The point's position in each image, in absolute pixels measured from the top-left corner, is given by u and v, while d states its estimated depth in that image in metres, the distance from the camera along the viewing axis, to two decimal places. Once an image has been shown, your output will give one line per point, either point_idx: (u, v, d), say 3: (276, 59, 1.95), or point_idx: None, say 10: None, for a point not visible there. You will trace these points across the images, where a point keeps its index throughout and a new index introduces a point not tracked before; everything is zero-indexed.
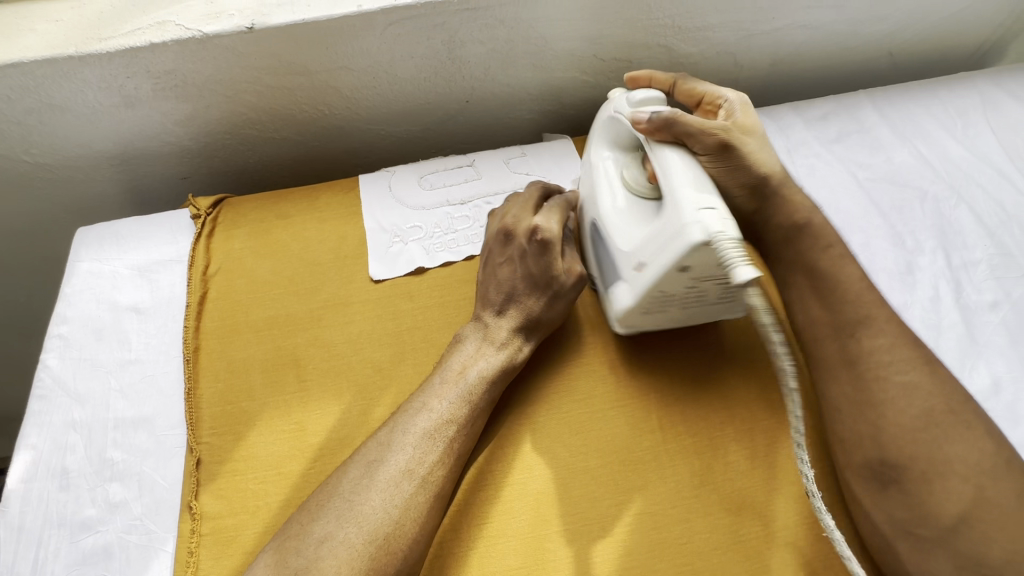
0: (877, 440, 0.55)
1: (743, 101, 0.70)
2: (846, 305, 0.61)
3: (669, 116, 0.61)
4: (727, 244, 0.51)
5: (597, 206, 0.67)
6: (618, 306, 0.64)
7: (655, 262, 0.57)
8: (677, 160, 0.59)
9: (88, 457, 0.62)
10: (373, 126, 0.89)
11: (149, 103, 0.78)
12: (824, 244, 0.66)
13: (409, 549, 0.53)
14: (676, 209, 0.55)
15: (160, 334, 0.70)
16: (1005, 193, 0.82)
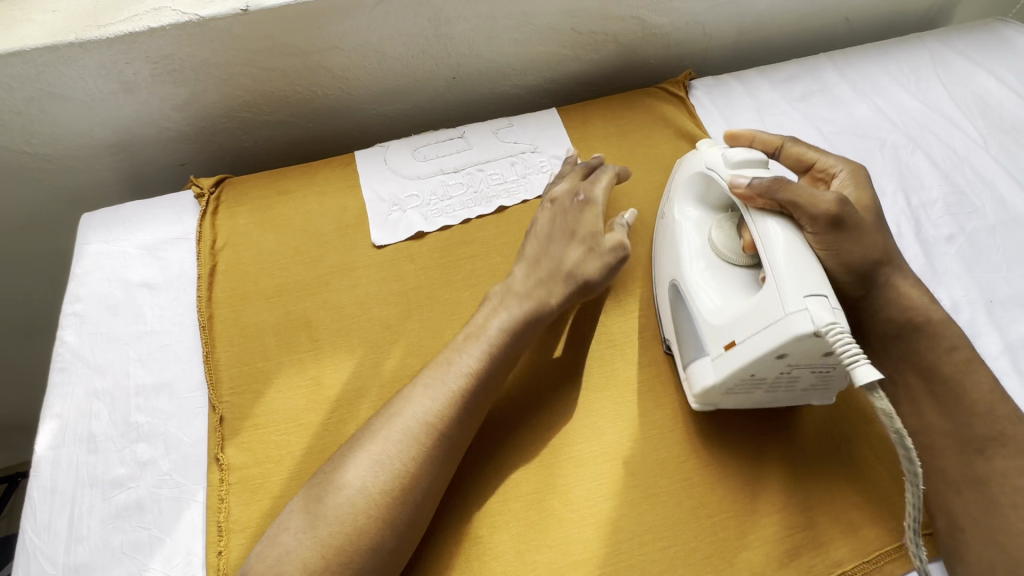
0: (1015, 569, 0.54)
1: (858, 174, 0.67)
2: (973, 423, 0.58)
3: (773, 183, 0.57)
4: (839, 334, 0.49)
5: (681, 269, 0.66)
6: (698, 383, 0.62)
7: (753, 344, 0.55)
8: (779, 235, 0.56)
9: (113, 422, 0.65)
10: (364, 105, 0.93)
11: (147, 88, 0.81)
12: (944, 345, 0.61)
13: (424, 486, 0.57)
14: (779, 290, 0.53)
15: (174, 306, 0.73)
16: (957, 139, 0.89)
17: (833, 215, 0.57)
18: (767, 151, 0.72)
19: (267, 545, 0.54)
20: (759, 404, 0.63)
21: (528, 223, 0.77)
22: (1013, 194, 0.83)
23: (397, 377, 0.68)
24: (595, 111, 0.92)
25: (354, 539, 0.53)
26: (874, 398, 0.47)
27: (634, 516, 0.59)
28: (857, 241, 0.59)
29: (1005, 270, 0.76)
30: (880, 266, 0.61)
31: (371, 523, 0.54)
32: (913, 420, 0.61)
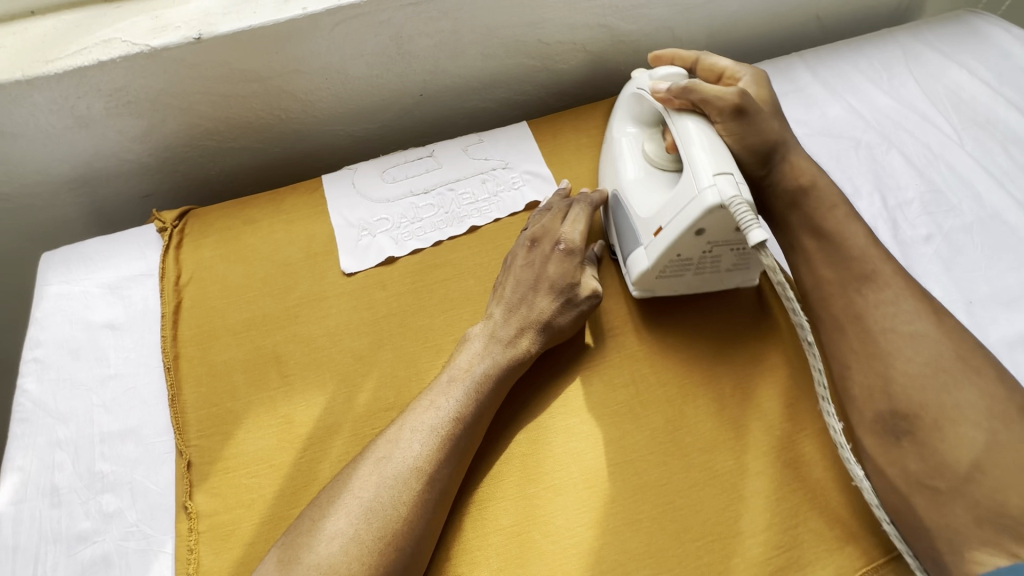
0: (889, 391, 0.58)
1: (759, 77, 0.74)
2: (849, 263, 0.64)
3: (686, 86, 0.66)
4: (739, 207, 0.57)
5: (621, 178, 0.73)
6: (635, 270, 0.69)
7: (675, 226, 0.63)
8: (693, 128, 0.64)
9: (77, 473, 0.63)
10: (331, 127, 0.91)
11: (103, 122, 0.79)
12: (829, 206, 0.68)
13: (410, 532, 0.54)
14: (692, 175, 0.61)
15: (138, 347, 0.71)
16: (931, 135, 0.88)
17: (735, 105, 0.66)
18: (683, 67, 0.75)
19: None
20: (693, 289, 0.70)
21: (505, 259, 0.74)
22: (988, 190, 0.82)
23: (370, 411, 0.66)
24: (566, 123, 0.91)
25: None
26: (763, 256, 0.56)
27: (618, 544, 0.58)
28: (754, 126, 0.68)
29: (983, 269, 0.75)
30: (777, 147, 0.69)
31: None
32: (807, 278, 0.67)
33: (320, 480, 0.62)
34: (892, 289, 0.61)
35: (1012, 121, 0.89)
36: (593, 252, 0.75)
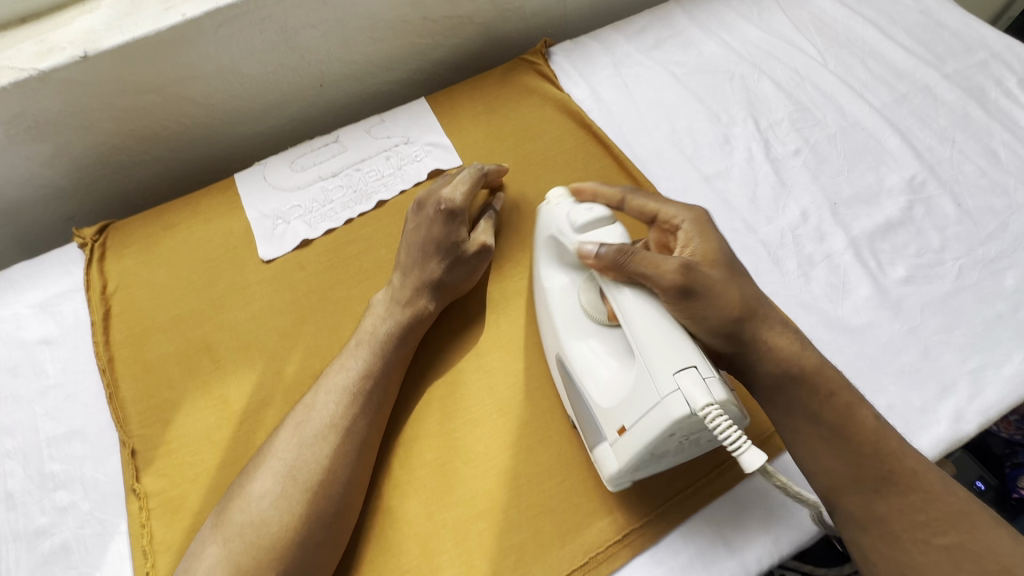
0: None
1: (699, 221, 0.62)
2: (863, 460, 0.54)
3: (618, 254, 0.56)
4: (716, 417, 0.48)
5: (563, 343, 0.63)
6: (604, 469, 0.59)
7: (639, 434, 0.53)
8: (634, 307, 0.55)
9: (29, 476, 0.67)
10: (238, 128, 0.94)
11: (9, 150, 0.81)
12: (821, 392, 0.56)
13: (334, 481, 0.60)
14: (653, 371, 0.52)
15: (75, 356, 0.75)
16: (798, 59, 0.95)
17: (679, 283, 0.54)
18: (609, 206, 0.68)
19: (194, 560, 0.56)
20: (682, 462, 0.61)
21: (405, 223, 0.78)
22: (850, 102, 0.89)
23: (299, 380, 0.71)
24: (461, 93, 0.95)
25: (281, 540, 0.56)
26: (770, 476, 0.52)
27: (531, 460, 0.64)
28: (711, 302, 0.55)
29: (846, 172, 0.82)
30: (744, 320, 0.57)
31: (294, 525, 0.56)
32: (812, 464, 0.56)
33: (257, 447, 0.67)
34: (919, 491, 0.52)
35: (870, 37, 0.96)
36: (494, 208, 0.81)
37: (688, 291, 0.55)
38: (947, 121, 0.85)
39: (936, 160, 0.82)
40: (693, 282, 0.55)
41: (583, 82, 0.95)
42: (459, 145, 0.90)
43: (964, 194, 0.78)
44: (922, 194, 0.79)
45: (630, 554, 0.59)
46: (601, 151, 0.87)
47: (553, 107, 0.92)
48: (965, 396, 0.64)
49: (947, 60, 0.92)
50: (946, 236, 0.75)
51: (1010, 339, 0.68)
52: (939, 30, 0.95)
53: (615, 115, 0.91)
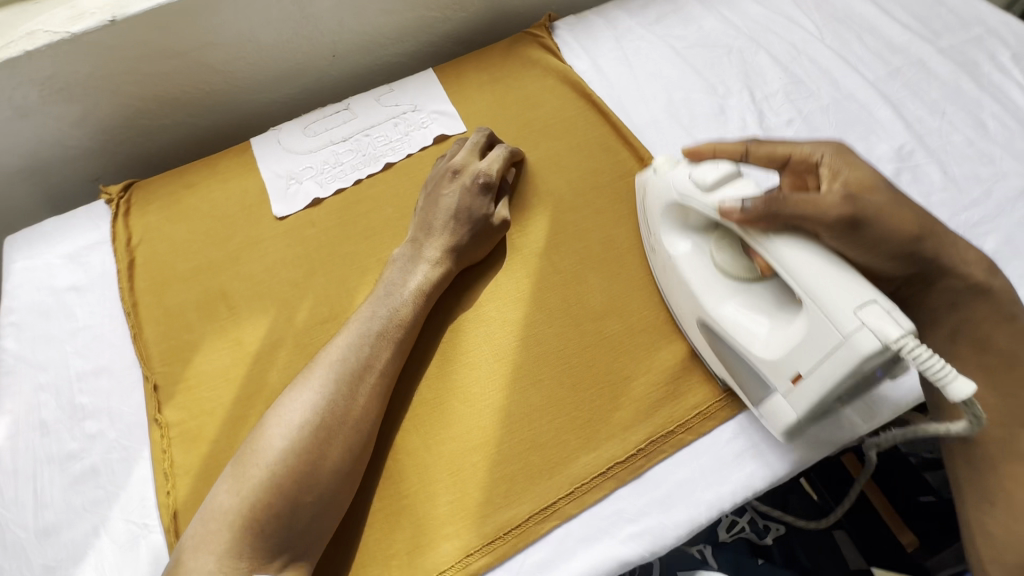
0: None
1: (840, 150, 0.59)
2: (1022, 393, 0.57)
3: (766, 204, 0.54)
4: (915, 348, 0.47)
5: (705, 309, 0.64)
6: (776, 420, 0.60)
7: (823, 375, 0.54)
8: (800, 257, 0.53)
9: (60, 407, 0.72)
10: (254, 95, 0.99)
11: (42, 110, 0.87)
12: (1005, 314, 0.59)
13: (361, 418, 0.63)
14: (832, 315, 0.52)
15: (102, 302, 0.80)
16: (795, 34, 0.97)
17: (846, 218, 0.53)
18: (732, 157, 0.65)
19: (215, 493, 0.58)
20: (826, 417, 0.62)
21: (426, 185, 0.82)
22: (844, 75, 0.91)
23: (309, 326, 0.76)
24: (467, 65, 0.99)
25: (290, 477, 0.58)
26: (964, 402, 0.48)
27: (523, 400, 0.68)
28: (882, 231, 0.54)
29: (837, 141, 0.85)
30: (923, 240, 0.56)
31: (304, 462, 0.58)
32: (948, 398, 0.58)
33: (269, 385, 0.72)
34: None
35: (867, 13, 0.98)
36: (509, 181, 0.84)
37: (855, 224, 0.53)
38: (939, 94, 0.87)
39: (925, 130, 0.84)
40: (860, 216, 0.54)
41: (585, 55, 0.98)
42: (463, 113, 0.94)
43: (951, 163, 0.81)
44: (909, 162, 0.81)
45: (613, 486, 0.63)
46: (600, 119, 0.90)
47: (555, 78, 0.95)
48: None
49: (943, 35, 0.94)
50: (931, 202, 0.78)
51: None
52: (937, 6, 0.97)
53: (615, 87, 0.94)
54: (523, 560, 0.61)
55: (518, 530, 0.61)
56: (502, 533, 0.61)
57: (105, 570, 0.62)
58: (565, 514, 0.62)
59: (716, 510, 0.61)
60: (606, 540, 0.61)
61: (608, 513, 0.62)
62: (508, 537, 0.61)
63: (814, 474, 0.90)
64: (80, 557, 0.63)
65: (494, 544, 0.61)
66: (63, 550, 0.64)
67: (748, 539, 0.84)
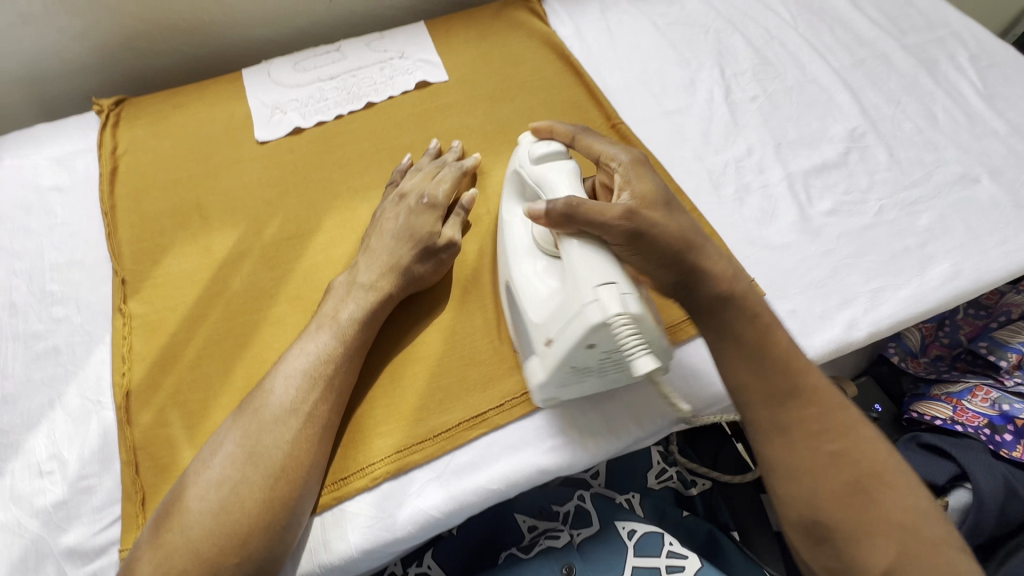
0: (811, 501, 0.52)
1: (633, 157, 0.61)
2: (777, 373, 0.56)
3: (566, 206, 0.55)
4: (621, 326, 0.53)
5: (510, 268, 0.66)
6: (532, 381, 0.63)
7: (563, 341, 0.57)
8: (576, 247, 0.57)
9: (31, 292, 0.76)
10: (250, 31, 1.03)
11: (44, 19, 0.90)
12: (752, 315, 0.57)
13: (340, 377, 0.64)
14: (579, 284, 0.55)
15: (81, 203, 0.84)
16: (771, 21, 1.01)
17: (627, 216, 0.55)
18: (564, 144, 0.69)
19: (149, 545, 0.55)
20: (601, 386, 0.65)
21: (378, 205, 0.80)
22: (811, 61, 0.96)
23: (276, 240, 0.80)
24: (457, 21, 1.03)
25: (242, 528, 0.55)
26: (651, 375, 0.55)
27: (467, 321, 0.72)
28: (659, 238, 0.56)
29: (795, 119, 0.89)
30: None
31: (256, 508, 0.56)
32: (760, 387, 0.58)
33: (230, 291, 0.76)
34: (817, 405, 0.55)
35: (841, 7, 1.02)
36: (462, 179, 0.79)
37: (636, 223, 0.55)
38: (897, 85, 0.92)
39: (879, 117, 0.89)
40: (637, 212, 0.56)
41: (569, 22, 1.02)
42: (448, 63, 0.97)
43: (898, 147, 0.85)
44: (860, 143, 0.86)
45: (542, 403, 0.67)
46: (575, 80, 0.95)
47: (538, 40, 1.00)
48: (862, 308, 0.72)
49: (909, 33, 0.98)
50: (874, 179, 0.83)
51: (912, 267, 0.75)
52: (907, 7, 1.02)
53: (594, 53, 0.98)
54: (448, 462, 0.65)
55: (446, 434, 0.65)
56: (432, 435, 0.65)
57: (56, 437, 0.66)
58: (493, 425, 0.66)
59: (635, 432, 0.66)
60: (529, 450, 0.65)
61: (533, 427, 0.66)
62: (437, 439, 0.65)
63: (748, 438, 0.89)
64: (33, 425, 0.67)
65: (423, 444, 0.65)
66: (19, 417, 0.67)
67: (674, 488, 0.86)
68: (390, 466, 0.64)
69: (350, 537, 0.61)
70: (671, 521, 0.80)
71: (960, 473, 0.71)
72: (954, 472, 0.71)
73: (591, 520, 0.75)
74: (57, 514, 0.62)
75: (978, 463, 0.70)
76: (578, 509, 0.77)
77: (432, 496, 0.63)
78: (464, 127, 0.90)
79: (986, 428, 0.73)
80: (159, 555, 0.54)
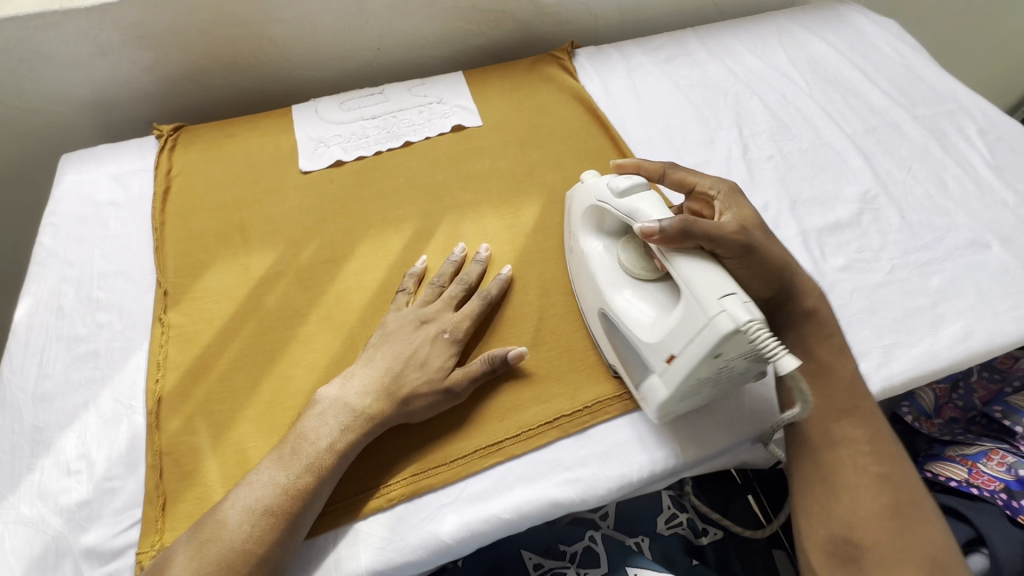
0: (848, 520, 0.60)
1: (731, 189, 0.73)
2: (837, 391, 0.67)
3: (681, 224, 0.59)
4: (758, 329, 0.55)
5: (606, 298, 0.70)
6: (653, 399, 0.65)
7: (689, 354, 0.59)
8: (690, 268, 0.59)
9: (78, 297, 0.81)
10: (302, 71, 1.11)
11: (119, 52, 0.99)
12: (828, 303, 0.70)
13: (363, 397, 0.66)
14: (699, 299, 0.57)
15: (134, 218, 0.90)
16: (787, 87, 1.08)
17: (742, 242, 0.63)
18: (650, 178, 0.76)
19: (184, 548, 0.57)
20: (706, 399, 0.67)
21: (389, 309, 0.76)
22: (826, 127, 1.01)
23: (311, 262, 0.84)
24: (493, 72, 1.11)
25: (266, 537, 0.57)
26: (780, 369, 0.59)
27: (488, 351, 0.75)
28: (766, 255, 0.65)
29: (809, 178, 0.94)
30: None
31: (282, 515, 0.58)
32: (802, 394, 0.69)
33: (264, 308, 0.80)
34: (870, 429, 0.65)
35: (854, 77, 1.09)
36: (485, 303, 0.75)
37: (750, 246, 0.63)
38: (908, 152, 0.97)
39: (891, 181, 0.93)
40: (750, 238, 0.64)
41: (598, 79, 1.10)
42: (482, 110, 1.04)
43: (910, 211, 0.89)
44: (872, 205, 0.90)
45: (557, 435, 0.69)
46: (601, 132, 1.00)
47: (567, 94, 1.07)
48: (874, 363, 0.74)
49: (920, 105, 1.04)
50: (886, 240, 0.86)
51: (924, 326, 0.77)
52: (918, 81, 1.08)
53: (619, 108, 1.05)
54: (463, 488, 0.66)
55: (462, 460, 0.67)
56: (448, 460, 0.67)
57: (87, 438, 0.68)
58: (509, 453, 0.67)
59: (649, 469, 0.67)
60: (542, 482, 0.66)
61: (547, 458, 0.68)
62: (452, 464, 0.66)
63: (760, 489, 0.89)
64: (66, 424, 0.69)
65: (439, 469, 0.66)
66: (53, 416, 0.70)
67: (683, 535, 0.83)
68: (406, 488, 0.65)
69: (362, 558, 0.62)
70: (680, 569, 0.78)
71: (977, 537, 0.71)
72: (971, 536, 0.71)
73: (599, 561, 0.76)
74: (80, 513, 0.64)
75: (992, 523, 0.70)
76: (587, 549, 0.77)
77: (446, 521, 0.63)
78: (496, 168, 0.96)
79: (1002, 492, 0.72)
80: (196, 554, 0.56)
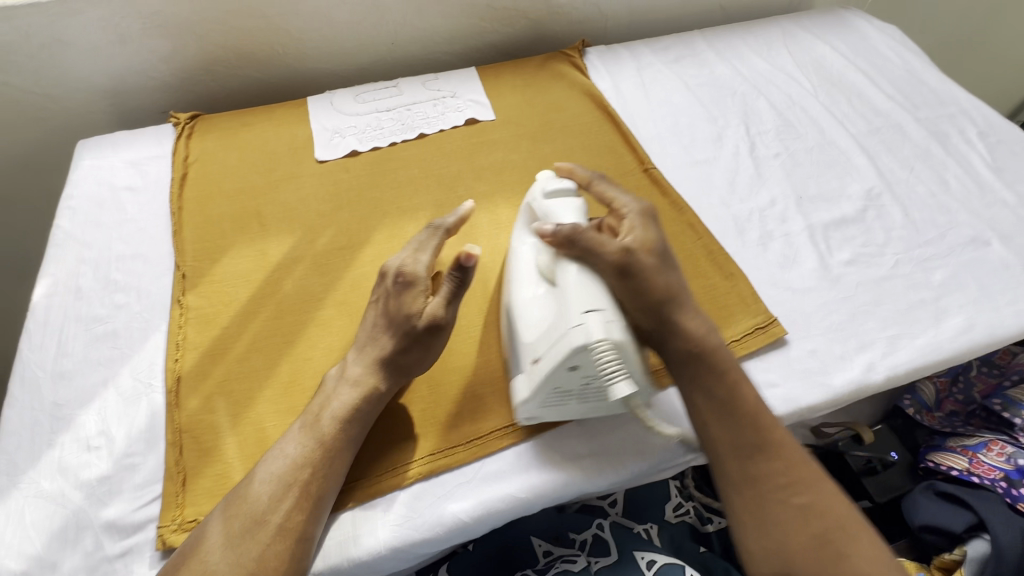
0: (784, 554, 0.59)
1: (645, 210, 0.73)
2: (745, 426, 0.64)
3: (572, 232, 0.65)
4: (604, 349, 0.59)
5: (512, 291, 0.70)
6: (518, 395, 0.66)
7: (549, 358, 0.61)
8: (575, 277, 0.63)
9: (96, 279, 0.81)
10: (317, 64, 1.13)
11: (139, 40, 1.01)
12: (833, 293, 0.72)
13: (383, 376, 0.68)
14: (568, 308, 0.61)
15: (151, 203, 0.91)
16: (793, 88, 1.10)
17: (620, 263, 0.66)
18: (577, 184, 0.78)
19: (217, 521, 0.60)
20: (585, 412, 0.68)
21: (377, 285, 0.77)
22: (831, 127, 1.03)
23: (327, 249, 0.86)
24: (505, 68, 1.13)
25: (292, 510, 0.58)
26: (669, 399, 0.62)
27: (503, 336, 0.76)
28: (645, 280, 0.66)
29: (815, 176, 0.96)
30: None
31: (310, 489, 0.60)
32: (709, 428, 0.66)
33: (281, 292, 0.81)
34: (787, 463, 0.63)
35: (857, 80, 1.11)
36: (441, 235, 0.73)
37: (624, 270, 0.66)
38: (910, 153, 0.99)
39: (894, 180, 0.95)
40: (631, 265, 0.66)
41: (608, 77, 1.12)
42: (495, 104, 1.06)
43: (913, 209, 0.91)
44: (876, 202, 0.92)
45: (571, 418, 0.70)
46: (612, 128, 1.02)
47: (578, 91, 1.09)
48: (879, 353, 0.76)
49: (922, 108, 1.07)
50: (891, 236, 0.88)
51: (927, 318, 0.79)
52: (920, 85, 1.11)
53: (629, 105, 1.07)
54: (479, 468, 0.67)
55: (479, 441, 0.68)
56: (466, 441, 0.68)
57: (106, 415, 0.69)
58: (525, 435, 0.69)
59: (662, 452, 0.69)
60: (557, 463, 0.67)
61: (561, 441, 0.69)
62: (470, 445, 0.68)
63: None
64: (85, 402, 0.70)
65: (456, 449, 0.67)
66: (72, 393, 0.71)
67: (691, 523, 0.85)
68: (424, 467, 0.66)
69: (380, 534, 0.63)
70: (688, 554, 0.80)
71: (978, 523, 0.74)
72: (972, 522, 0.74)
73: (609, 549, 0.75)
74: (100, 488, 0.65)
75: (993, 510, 0.73)
76: (595, 537, 0.77)
77: (462, 500, 0.65)
78: (509, 161, 0.98)
79: (1002, 481, 0.75)
80: (228, 524, 0.59)
